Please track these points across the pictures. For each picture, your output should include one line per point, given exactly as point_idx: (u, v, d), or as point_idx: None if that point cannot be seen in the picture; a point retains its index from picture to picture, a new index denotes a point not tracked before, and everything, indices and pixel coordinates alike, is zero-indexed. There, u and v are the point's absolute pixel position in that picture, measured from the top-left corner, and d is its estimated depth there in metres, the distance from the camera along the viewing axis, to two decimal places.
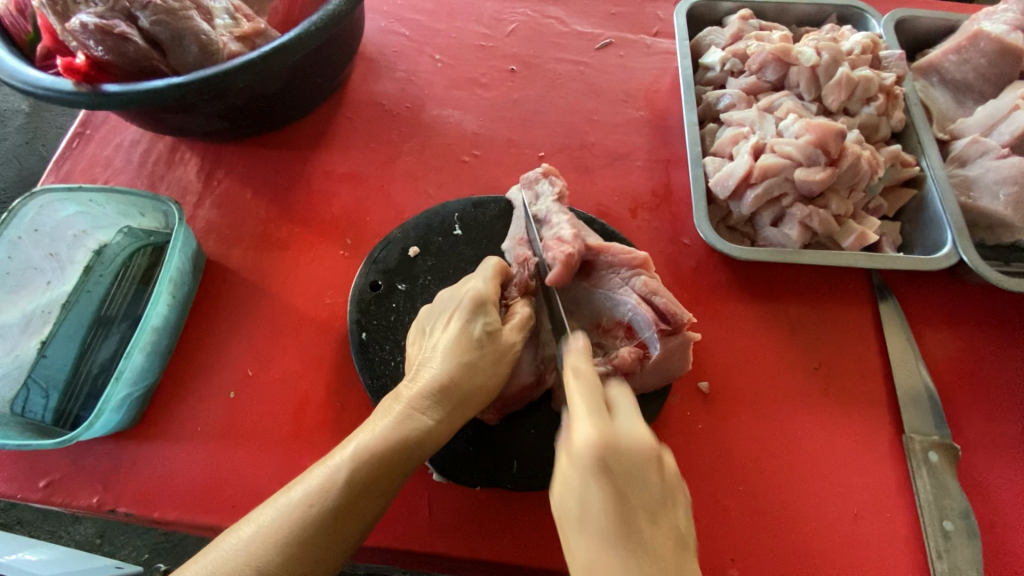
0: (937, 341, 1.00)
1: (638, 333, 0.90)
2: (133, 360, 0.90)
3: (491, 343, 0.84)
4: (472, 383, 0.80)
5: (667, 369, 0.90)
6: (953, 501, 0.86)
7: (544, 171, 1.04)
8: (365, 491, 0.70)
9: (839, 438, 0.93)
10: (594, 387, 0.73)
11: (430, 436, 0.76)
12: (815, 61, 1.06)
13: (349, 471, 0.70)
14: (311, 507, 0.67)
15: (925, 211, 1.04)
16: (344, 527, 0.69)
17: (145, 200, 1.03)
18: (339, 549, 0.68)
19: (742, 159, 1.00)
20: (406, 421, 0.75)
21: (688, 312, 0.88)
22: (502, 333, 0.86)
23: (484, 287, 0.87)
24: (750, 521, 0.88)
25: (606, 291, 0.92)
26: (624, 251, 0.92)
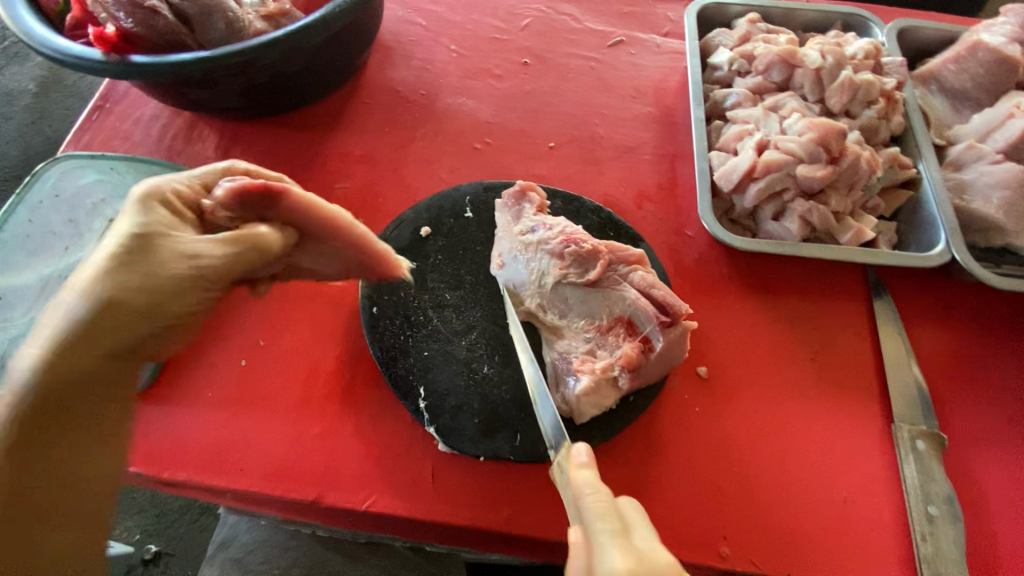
0: (928, 337, 1.04)
1: (639, 329, 0.94)
2: None
3: (147, 249, 0.70)
4: (102, 288, 0.66)
5: (669, 358, 0.92)
6: (939, 488, 0.89)
7: (522, 188, 1.05)
8: (85, 351, 0.67)
9: (831, 425, 0.97)
10: (610, 504, 0.68)
11: (84, 339, 0.67)
12: (819, 63, 1.10)
13: (52, 347, 0.65)
14: (27, 386, 0.65)
15: (920, 211, 1.07)
16: (83, 389, 0.69)
17: (167, 169, 1.07)
18: (103, 399, 0.72)
19: (746, 154, 1.03)
20: (101, 291, 0.66)
21: (683, 306, 0.93)
22: (181, 244, 0.72)
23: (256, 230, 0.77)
24: (742, 499, 0.91)
25: (608, 288, 0.97)
26: (623, 250, 0.99)
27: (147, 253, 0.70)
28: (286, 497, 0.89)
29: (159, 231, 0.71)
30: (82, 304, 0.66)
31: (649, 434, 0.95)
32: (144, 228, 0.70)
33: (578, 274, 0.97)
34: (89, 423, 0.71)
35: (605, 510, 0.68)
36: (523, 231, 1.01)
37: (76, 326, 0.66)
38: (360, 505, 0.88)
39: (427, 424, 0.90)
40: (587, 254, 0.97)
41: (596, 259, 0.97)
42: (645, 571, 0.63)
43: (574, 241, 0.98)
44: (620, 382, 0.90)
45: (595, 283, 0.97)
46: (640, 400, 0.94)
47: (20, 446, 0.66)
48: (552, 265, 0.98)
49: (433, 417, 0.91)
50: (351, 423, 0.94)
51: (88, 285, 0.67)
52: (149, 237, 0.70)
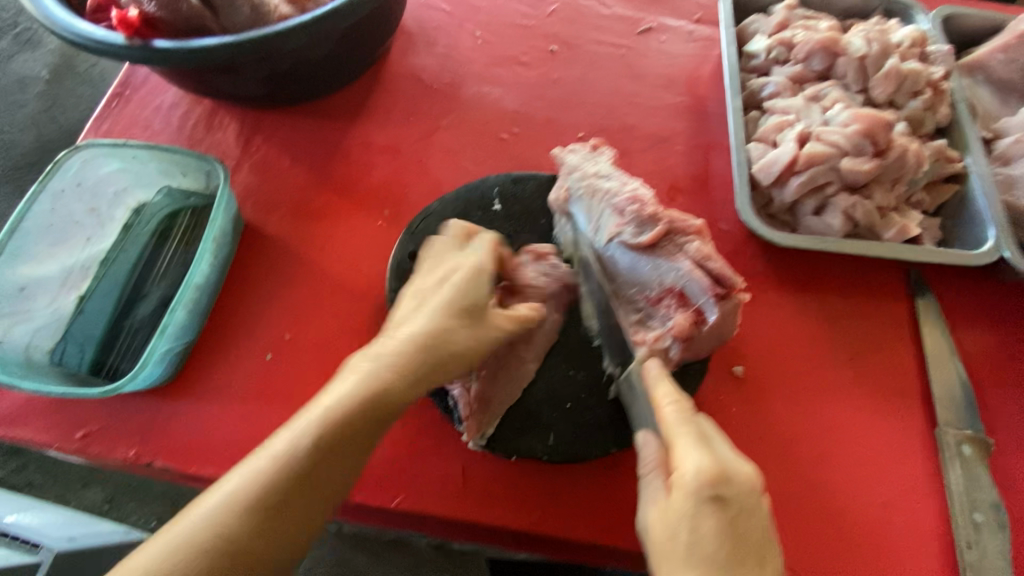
0: (971, 338, 1.01)
1: (692, 301, 0.89)
2: (177, 315, 0.90)
3: (475, 315, 0.80)
4: (451, 347, 0.77)
5: (721, 332, 0.89)
6: (985, 494, 0.87)
7: (595, 145, 1.06)
8: (331, 452, 0.68)
9: (871, 429, 0.94)
10: (691, 414, 0.73)
11: (423, 383, 0.75)
12: (863, 52, 1.06)
13: (304, 442, 0.67)
14: (268, 477, 0.66)
15: (967, 207, 1.03)
16: (317, 490, 0.68)
17: (190, 159, 1.04)
18: (320, 507, 0.68)
19: (788, 146, 0.99)
20: (377, 377, 0.72)
21: (739, 279, 0.89)
22: (490, 313, 0.82)
23: (478, 257, 0.85)
24: (780, 505, 0.88)
25: (660, 258, 0.91)
26: (681, 220, 0.93)
27: (472, 311, 0.80)
28: None
29: (478, 301, 0.81)
30: (350, 400, 0.69)
31: None
32: (467, 299, 0.80)
33: (632, 234, 0.92)
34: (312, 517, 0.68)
35: (685, 418, 0.72)
36: (598, 176, 0.99)
37: (344, 425, 0.69)
38: (388, 504, 0.87)
39: (458, 423, 0.88)
40: (647, 217, 0.93)
41: (653, 221, 0.93)
42: (727, 474, 0.67)
43: (639, 200, 0.94)
44: (671, 354, 0.88)
45: (648, 248, 0.92)
46: None
47: (228, 544, 0.62)
48: (610, 221, 0.95)
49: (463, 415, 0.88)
50: None
51: (340, 397, 0.70)
52: (444, 320, 0.77)
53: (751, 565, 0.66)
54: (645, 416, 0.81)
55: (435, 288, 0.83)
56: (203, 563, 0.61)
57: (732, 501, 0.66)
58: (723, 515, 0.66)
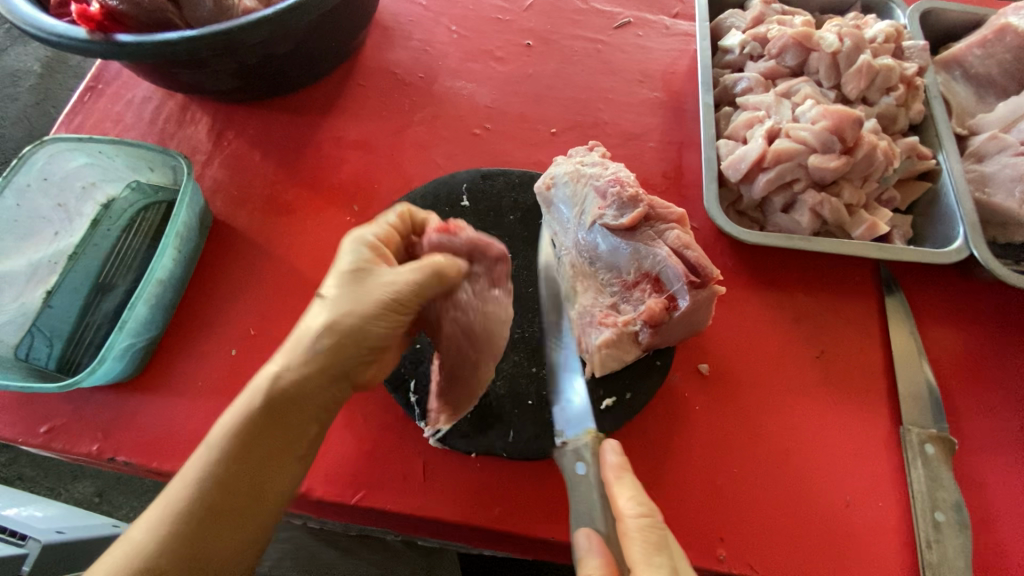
0: (940, 336, 1.00)
1: (666, 287, 0.88)
2: (137, 310, 0.90)
3: (360, 281, 0.73)
4: (343, 323, 0.71)
5: (692, 322, 0.87)
6: (946, 494, 0.86)
7: (591, 145, 1.06)
8: (251, 438, 0.67)
9: (836, 427, 0.93)
10: (662, 538, 0.68)
11: (320, 367, 0.71)
12: (836, 47, 1.04)
13: (220, 445, 0.67)
14: (190, 487, 0.65)
15: (939, 204, 1.02)
16: (231, 501, 0.65)
17: (154, 152, 1.03)
18: (237, 517, 0.65)
19: (756, 142, 0.98)
20: (283, 376, 0.70)
21: (716, 270, 0.86)
22: (378, 271, 0.74)
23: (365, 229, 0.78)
24: (742, 503, 0.88)
25: (639, 242, 0.89)
26: (663, 207, 0.91)
27: (357, 279, 0.73)
28: None
29: (363, 267, 0.74)
30: (255, 401, 0.68)
31: (645, 432, 0.92)
32: (350, 268, 0.74)
33: (613, 216, 0.91)
34: (247, 515, 0.66)
35: (655, 545, 0.68)
36: (582, 165, 0.99)
37: (248, 419, 0.67)
38: (348, 500, 0.87)
39: (418, 419, 0.89)
40: (627, 199, 0.91)
41: (634, 204, 0.91)
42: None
43: (621, 181, 0.92)
44: (640, 338, 0.87)
45: (629, 230, 0.90)
46: (637, 398, 0.89)
47: (150, 561, 0.61)
48: (593, 204, 0.94)
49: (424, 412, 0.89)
50: (341, 416, 0.91)
51: (251, 401, 0.69)
52: (330, 299, 0.72)
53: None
54: (587, 510, 0.74)
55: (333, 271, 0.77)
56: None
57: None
58: None
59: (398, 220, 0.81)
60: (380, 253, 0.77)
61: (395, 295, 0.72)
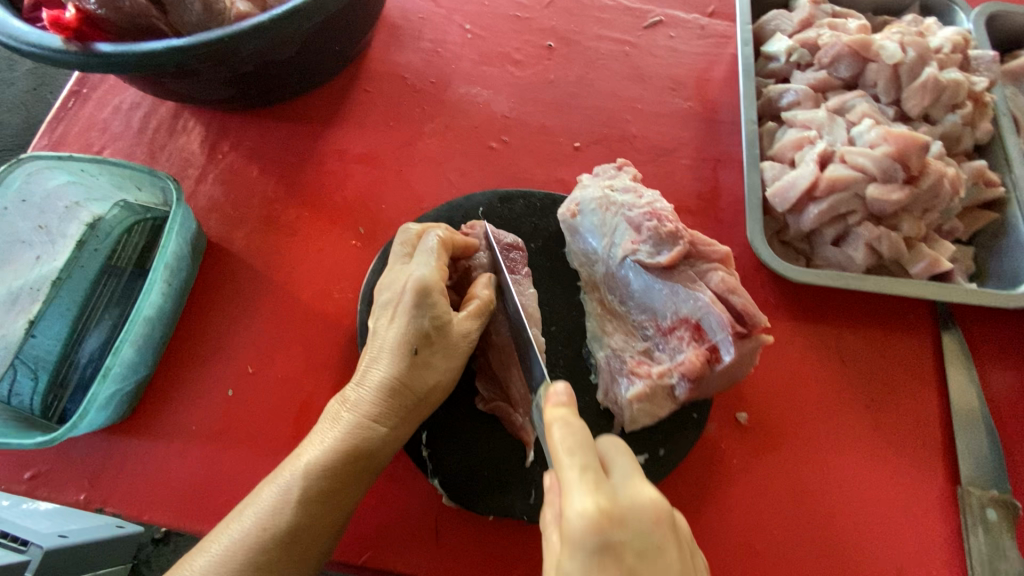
0: (1001, 384, 0.91)
1: (708, 335, 0.79)
2: (122, 353, 0.82)
3: (441, 336, 0.75)
4: (425, 383, 0.74)
5: (735, 375, 0.79)
6: (1010, 566, 0.78)
7: (620, 164, 0.96)
8: (332, 491, 0.68)
9: (886, 486, 0.85)
10: (583, 435, 0.56)
11: (405, 425, 0.74)
12: (898, 58, 0.93)
13: (293, 497, 0.66)
14: (260, 536, 0.64)
15: (1006, 237, 0.92)
16: (299, 548, 0.66)
17: (141, 173, 0.94)
18: (306, 566, 0.67)
19: (807, 167, 0.88)
20: (358, 431, 0.70)
21: (764, 317, 0.78)
22: (453, 324, 0.76)
23: (428, 271, 0.75)
24: (785, 570, 0.81)
25: (678, 283, 0.81)
26: (706, 243, 0.82)
27: (436, 336, 0.75)
28: None
29: (441, 322, 0.75)
30: (332, 456, 0.68)
31: (677, 490, 0.84)
32: (431, 325, 0.74)
33: (649, 253, 0.82)
34: (311, 561, 0.67)
35: (574, 446, 0.56)
36: (612, 190, 0.89)
37: (333, 472, 0.68)
38: (354, 562, 0.79)
39: (430, 476, 0.79)
40: (665, 235, 0.82)
41: (673, 240, 0.82)
42: (619, 512, 0.52)
43: (658, 214, 0.83)
44: (676, 392, 0.78)
45: (667, 270, 0.81)
46: (672, 455, 0.81)
47: None
48: (626, 237, 0.85)
49: (437, 468, 0.80)
50: None
51: (328, 452, 0.68)
52: (412, 358, 0.73)
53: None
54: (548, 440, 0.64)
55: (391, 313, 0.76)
56: None
57: (629, 545, 0.51)
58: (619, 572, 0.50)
59: (443, 255, 0.79)
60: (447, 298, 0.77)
61: (472, 343, 0.79)
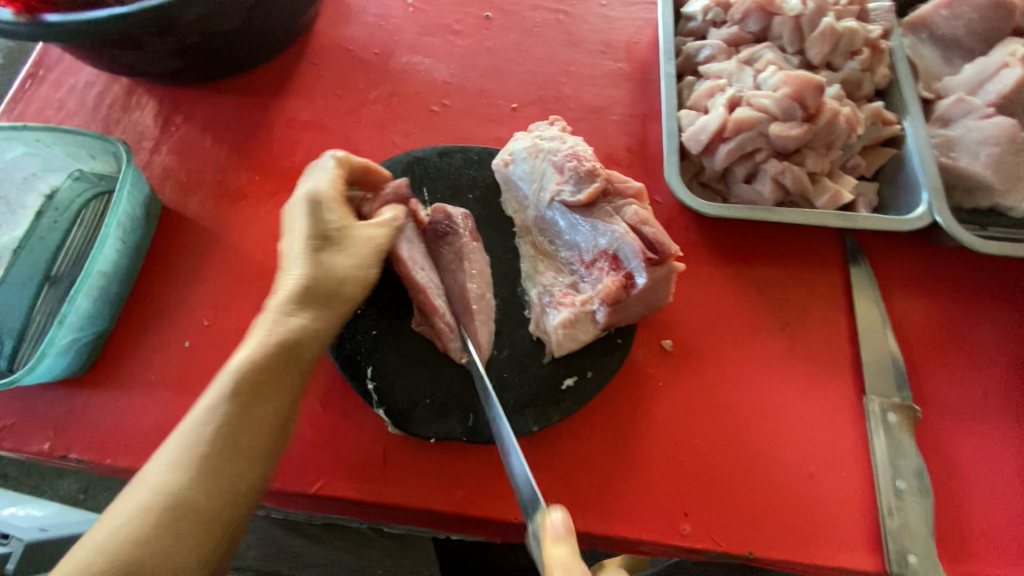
0: (905, 305, 0.99)
1: (624, 263, 0.86)
2: (77, 303, 0.87)
3: (342, 237, 0.81)
4: (338, 275, 0.79)
5: (650, 299, 0.86)
6: (909, 462, 0.86)
7: (551, 119, 1.02)
8: (264, 383, 0.70)
9: (800, 400, 0.93)
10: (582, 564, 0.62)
11: (328, 320, 0.77)
12: (799, 11, 1.01)
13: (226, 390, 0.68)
14: (204, 431, 0.65)
15: (903, 171, 1.01)
16: (247, 441, 0.67)
17: (93, 140, 1.01)
18: (255, 459, 0.67)
19: (717, 111, 0.96)
20: (282, 326, 0.74)
21: (676, 245, 0.85)
22: (355, 229, 0.83)
23: (320, 185, 0.83)
24: (708, 481, 0.87)
25: (597, 217, 0.88)
26: (620, 182, 0.90)
27: (335, 234, 0.81)
28: None
29: (339, 227, 0.82)
30: (260, 348, 0.71)
31: (608, 411, 0.91)
32: (329, 229, 0.81)
33: (571, 193, 0.90)
34: (261, 454, 0.68)
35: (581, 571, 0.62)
36: (540, 139, 0.96)
37: (262, 363, 0.70)
38: (308, 489, 0.86)
39: (375, 406, 0.85)
40: (585, 175, 0.89)
41: (592, 179, 0.89)
42: None
43: (578, 156, 0.90)
44: (598, 316, 0.86)
45: (587, 207, 0.89)
46: (599, 376, 0.88)
47: (179, 500, 0.61)
48: (551, 180, 0.92)
49: (382, 398, 0.86)
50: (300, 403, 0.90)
51: (252, 350, 0.71)
52: (316, 257, 0.78)
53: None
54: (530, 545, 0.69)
55: (292, 229, 0.81)
56: (167, 519, 0.60)
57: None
58: None
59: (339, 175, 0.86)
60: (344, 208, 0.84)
61: (379, 245, 0.84)
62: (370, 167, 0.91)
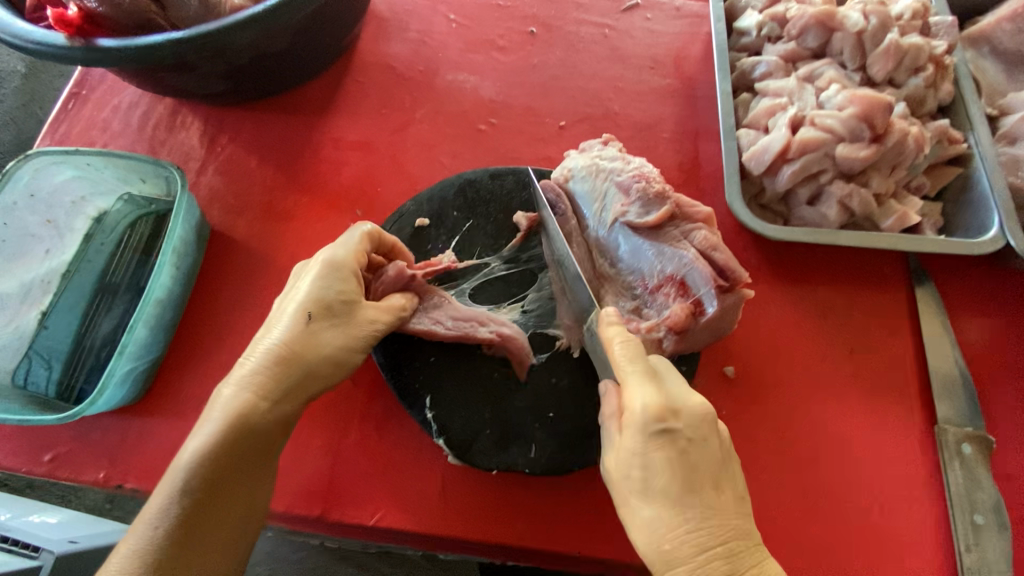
0: (973, 329, 0.96)
1: (693, 290, 0.84)
2: (136, 333, 0.86)
3: (337, 313, 0.77)
4: (321, 354, 0.75)
5: (719, 327, 0.83)
6: (985, 495, 0.83)
7: (605, 139, 0.99)
8: (218, 476, 0.67)
9: (868, 429, 0.90)
10: (640, 351, 0.73)
11: (294, 402, 0.74)
12: (862, 26, 0.98)
13: (180, 493, 0.65)
14: (150, 537, 0.63)
15: (969, 191, 0.98)
16: (192, 544, 0.65)
17: (146, 164, 0.99)
18: (213, 557, 0.66)
19: (780, 132, 0.93)
20: (246, 410, 0.69)
21: (745, 272, 0.83)
22: (358, 305, 0.79)
23: (335, 252, 0.79)
24: (777, 514, 0.85)
25: (664, 242, 0.86)
26: (688, 205, 0.87)
27: (338, 310, 0.77)
28: (291, 514, 0.84)
29: (340, 302, 0.77)
30: (217, 437, 0.67)
31: None
32: (328, 303, 0.76)
33: (637, 215, 0.87)
34: (217, 551, 0.66)
35: (635, 356, 0.72)
36: (601, 158, 0.93)
37: (218, 453, 0.67)
38: (367, 521, 0.84)
39: (436, 436, 0.84)
40: (652, 197, 0.87)
41: (659, 202, 0.87)
42: (676, 408, 0.69)
43: (646, 177, 0.87)
44: (664, 345, 0.83)
45: (655, 230, 0.86)
46: None
47: None
48: (615, 202, 0.89)
49: (443, 428, 0.84)
50: (357, 433, 0.88)
51: (202, 437, 0.68)
52: (304, 331, 0.74)
53: (712, 495, 0.69)
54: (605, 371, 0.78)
55: (290, 296, 0.78)
56: None
57: (683, 431, 0.68)
58: (671, 445, 0.68)
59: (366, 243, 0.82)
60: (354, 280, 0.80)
61: (378, 326, 0.80)
62: (398, 246, 0.87)
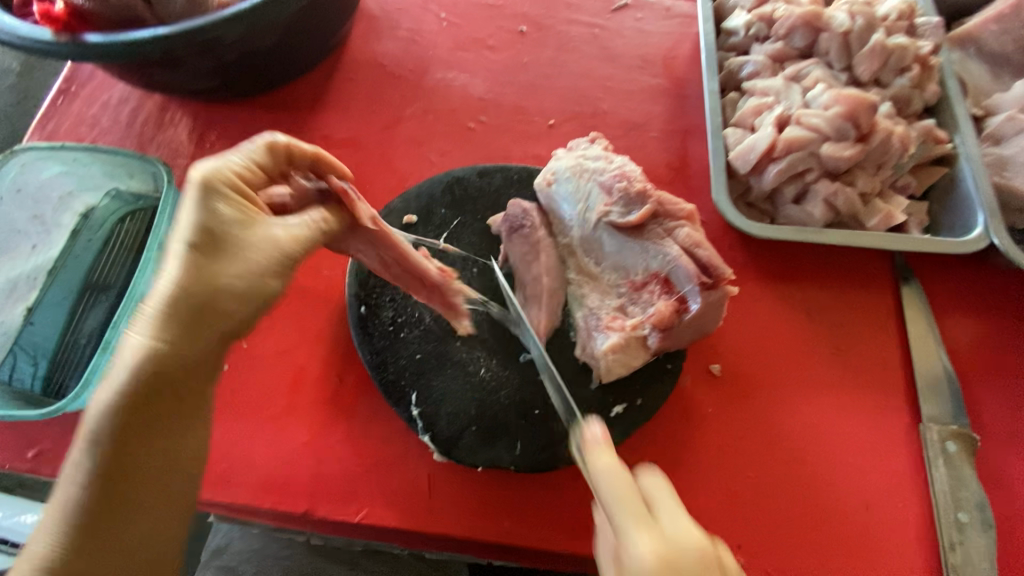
0: (959, 328, 0.97)
1: (677, 287, 0.84)
2: (121, 331, 0.85)
3: (221, 238, 0.60)
4: (213, 288, 0.59)
5: (703, 323, 0.84)
6: (970, 493, 0.83)
7: (592, 137, 0.99)
8: (118, 451, 0.57)
9: (853, 427, 0.90)
10: (632, 489, 0.60)
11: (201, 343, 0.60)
12: (847, 27, 0.99)
13: (82, 479, 0.57)
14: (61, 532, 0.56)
15: (955, 190, 0.98)
16: (114, 522, 0.58)
17: (134, 159, 0.99)
18: (144, 527, 0.59)
19: (766, 131, 0.94)
20: (138, 367, 0.57)
21: (728, 269, 0.83)
22: (250, 224, 0.62)
23: (209, 166, 0.62)
24: (762, 511, 0.85)
25: (648, 240, 0.86)
26: (671, 203, 0.88)
27: (222, 235, 0.61)
28: (276, 511, 0.84)
29: (226, 226, 0.61)
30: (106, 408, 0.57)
31: (657, 437, 0.88)
32: (211, 228, 0.60)
33: (620, 214, 0.87)
34: (141, 528, 0.59)
35: (627, 501, 0.60)
36: (584, 157, 0.94)
37: (115, 421, 0.57)
38: (352, 518, 0.84)
39: (420, 433, 0.84)
40: (635, 196, 0.87)
41: (642, 200, 0.87)
42: (676, 551, 0.57)
43: (627, 176, 0.88)
44: (648, 342, 0.83)
45: (636, 228, 0.87)
46: (648, 403, 0.85)
47: None
48: (598, 200, 0.90)
49: (428, 424, 0.84)
50: (343, 429, 0.88)
51: (97, 409, 0.57)
52: (187, 265, 0.59)
53: None
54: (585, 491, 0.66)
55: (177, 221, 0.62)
56: None
57: None
58: None
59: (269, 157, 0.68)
60: (246, 200, 0.64)
61: (281, 245, 0.63)
62: (318, 154, 0.73)
